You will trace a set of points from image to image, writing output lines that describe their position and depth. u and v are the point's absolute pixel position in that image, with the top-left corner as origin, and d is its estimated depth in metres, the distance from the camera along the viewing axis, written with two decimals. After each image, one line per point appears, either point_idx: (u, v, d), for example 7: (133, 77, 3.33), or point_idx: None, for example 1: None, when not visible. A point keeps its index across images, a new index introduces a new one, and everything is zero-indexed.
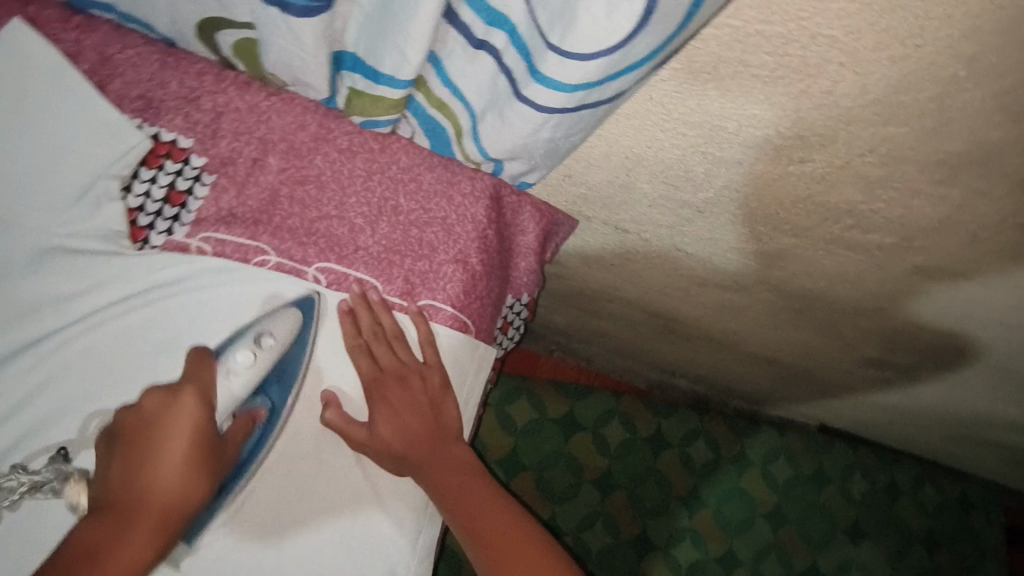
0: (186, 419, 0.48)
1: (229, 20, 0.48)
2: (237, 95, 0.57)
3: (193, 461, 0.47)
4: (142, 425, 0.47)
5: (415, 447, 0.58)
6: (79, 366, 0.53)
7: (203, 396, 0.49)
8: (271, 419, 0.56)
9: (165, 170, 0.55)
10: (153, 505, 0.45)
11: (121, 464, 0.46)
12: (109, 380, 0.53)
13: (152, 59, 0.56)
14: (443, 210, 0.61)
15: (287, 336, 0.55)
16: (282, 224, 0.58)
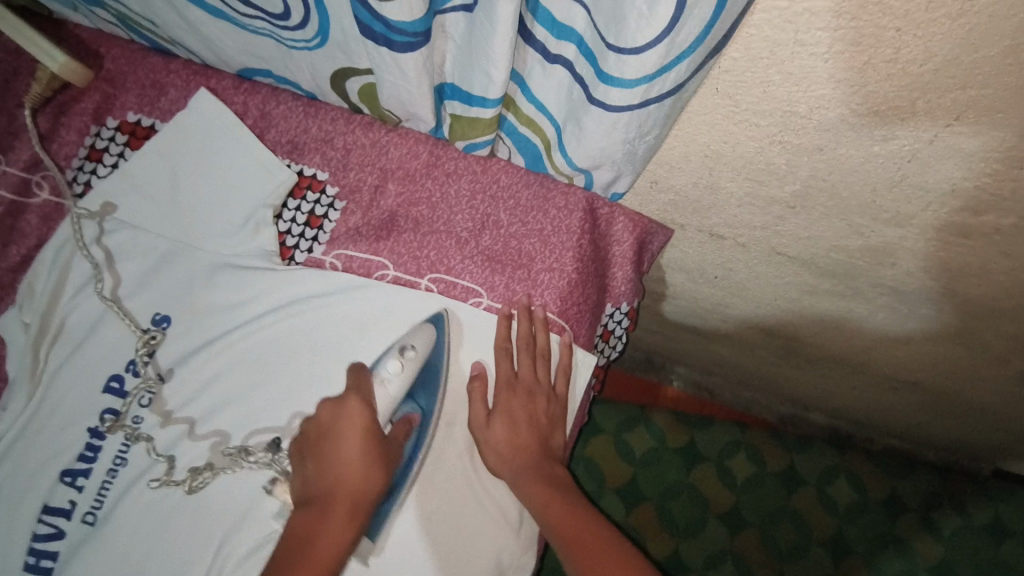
0: (357, 454, 0.56)
1: (353, 68, 0.58)
2: (363, 134, 0.68)
3: (366, 457, 0.56)
4: (317, 484, 0.56)
5: (522, 452, 0.63)
6: (239, 364, 0.63)
7: (366, 426, 0.58)
8: (424, 423, 0.63)
9: (307, 199, 0.67)
10: (341, 497, 0.55)
11: (314, 466, 0.57)
12: (264, 373, 0.63)
13: (299, 111, 0.68)
14: (539, 222, 0.67)
15: (428, 346, 0.62)
16: (399, 240, 0.66)
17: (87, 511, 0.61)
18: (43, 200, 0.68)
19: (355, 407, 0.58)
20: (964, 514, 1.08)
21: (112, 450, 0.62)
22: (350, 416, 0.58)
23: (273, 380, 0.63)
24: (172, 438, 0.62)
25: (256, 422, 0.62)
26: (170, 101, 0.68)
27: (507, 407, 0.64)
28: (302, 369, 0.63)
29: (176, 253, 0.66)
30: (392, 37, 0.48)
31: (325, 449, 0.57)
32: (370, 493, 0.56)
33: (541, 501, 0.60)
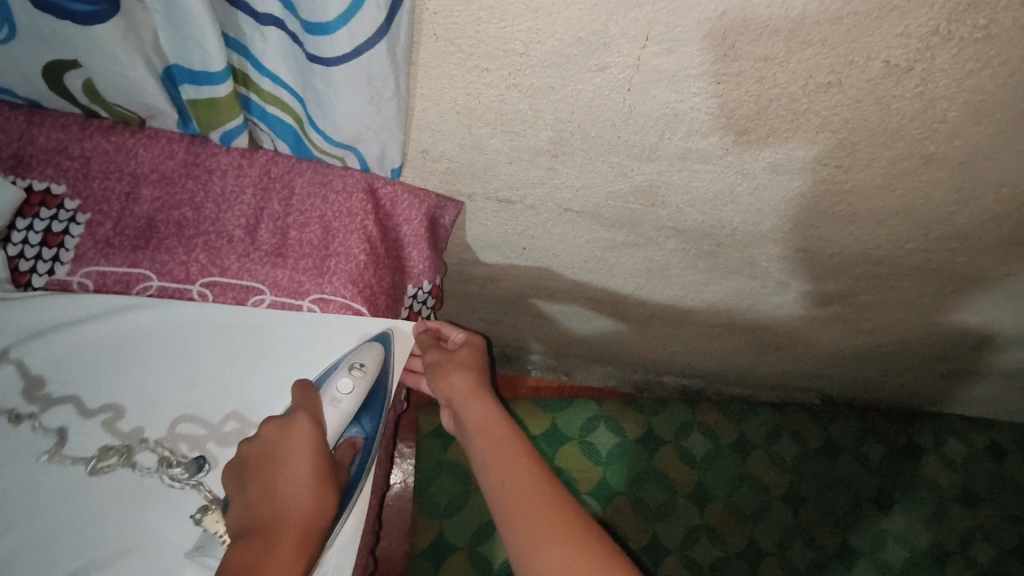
0: (305, 471, 0.54)
1: (62, 59, 0.53)
2: (103, 139, 0.61)
3: (315, 482, 0.54)
4: (262, 510, 0.53)
5: (460, 391, 0.64)
6: (16, 386, 0.57)
7: (316, 446, 0.55)
8: (367, 449, 0.61)
9: (41, 217, 0.59)
10: (287, 529, 0.52)
11: (256, 493, 0.53)
12: (42, 405, 0.57)
13: (19, 120, 0.61)
14: (319, 209, 0.64)
15: (375, 364, 0.62)
16: (161, 247, 0.61)
17: None
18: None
19: (303, 427, 0.56)
20: (802, 440, 1.35)
21: None
22: (299, 432, 0.56)
23: (52, 411, 0.57)
24: (58, 414, 0.57)
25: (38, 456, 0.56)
26: None
27: (439, 364, 0.67)
28: (85, 396, 0.58)
29: None
30: (74, 6, 0.45)
31: (264, 478, 0.54)
32: (322, 521, 0.54)
33: (474, 427, 0.62)
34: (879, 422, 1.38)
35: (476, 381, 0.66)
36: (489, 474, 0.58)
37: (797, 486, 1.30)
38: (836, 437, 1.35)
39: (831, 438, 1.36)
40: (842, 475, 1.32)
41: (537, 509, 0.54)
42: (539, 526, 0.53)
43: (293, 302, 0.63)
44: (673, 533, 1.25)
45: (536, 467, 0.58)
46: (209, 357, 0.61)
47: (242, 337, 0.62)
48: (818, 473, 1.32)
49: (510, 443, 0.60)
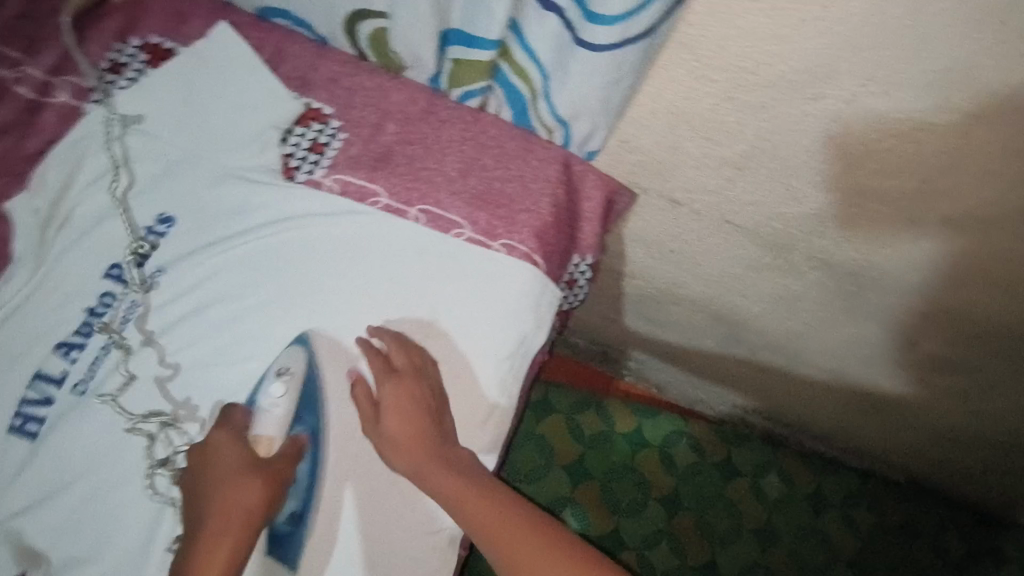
0: (215, 485, 0.60)
1: (369, 11, 0.67)
2: (368, 78, 0.75)
3: (224, 488, 0.60)
4: (215, 523, 0.59)
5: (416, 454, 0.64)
6: (256, 260, 0.69)
7: (234, 455, 0.62)
8: (311, 442, 0.66)
9: (311, 129, 0.73)
10: (207, 538, 0.58)
11: (198, 507, 0.60)
12: (275, 276, 0.69)
13: (311, 52, 0.75)
14: (521, 170, 0.74)
15: (302, 365, 0.66)
16: (394, 172, 0.73)
17: (80, 383, 0.64)
18: (19, 98, 0.69)
19: (229, 428, 0.63)
20: (883, 514, 1.29)
21: (118, 316, 0.66)
22: (218, 448, 0.62)
23: (280, 282, 0.69)
24: (287, 282, 0.69)
25: (268, 313, 0.68)
26: (191, 30, 0.74)
27: (395, 412, 0.65)
28: (308, 275, 0.69)
29: (185, 161, 0.71)
30: None
31: (203, 490, 0.60)
32: (257, 514, 0.60)
33: (447, 494, 0.63)
34: (972, 526, 1.28)
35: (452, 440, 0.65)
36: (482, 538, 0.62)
37: (864, 556, 1.26)
38: (920, 522, 1.29)
39: (916, 522, 1.28)
40: (918, 560, 1.26)
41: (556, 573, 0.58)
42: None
43: (484, 241, 0.72)
44: (732, 562, 1.25)
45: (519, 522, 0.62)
46: (412, 269, 0.70)
47: (440, 257, 0.71)
48: (892, 550, 1.27)
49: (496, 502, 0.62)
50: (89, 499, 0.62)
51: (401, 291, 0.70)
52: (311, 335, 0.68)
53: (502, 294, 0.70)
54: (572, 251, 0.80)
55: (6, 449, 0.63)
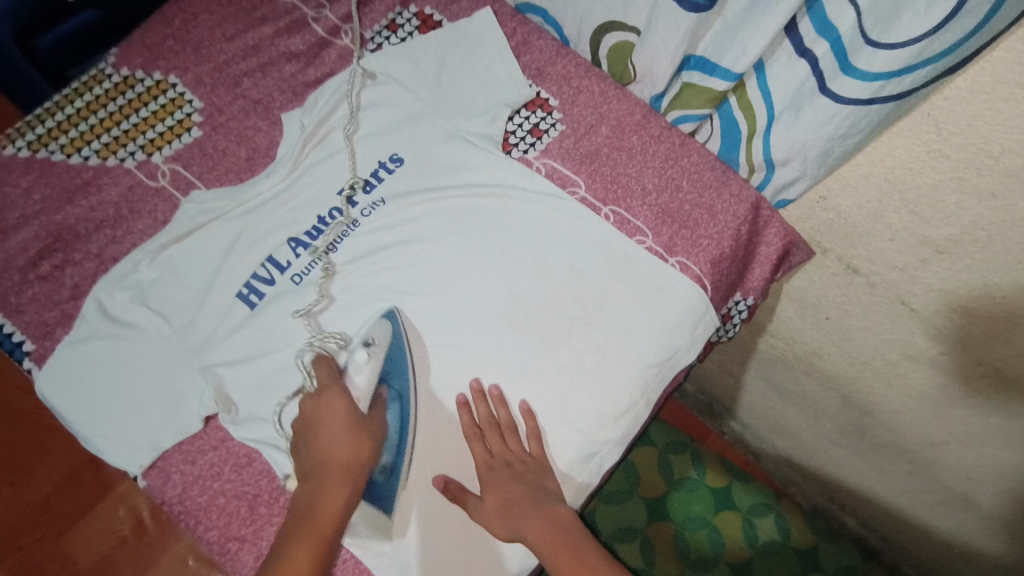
0: (333, 427, 0.64)
1: (621, 24, 0.75)
2: (596, 82, 0.81)
3: (345, 434, 0.64)
4: (323, 459, 0.63)
5: (507, 501, 0.67)
6: (458, 214, 0.77)
7: (347, 407, 0.65)
8: (401, 399, 0.70)
9: (535, 114, 0.81)
10: (327, 471, 0.62)
11: (305, 449, 0.64)
12: (470, 233, 0.76)
13: (552, 49, 0.83)
14: (711, 200, 0.77)
15: (385, 336, 0.71)
16: (598, 171, 0.79)
17: (296, 274, 0.74)
18: (315, 32, 0.83)
19: (333, 394, 0.66)
20: None
21: (336, 233, 0.76)
22: (333, 403, 0.65)
23: (472, 239, 0.76)
24: (478, 242, 0.76)
25: (456, 263, 0.75)
26: (460, 8, 0.85)
27: (494, 480, 0.68)
28: (499, 240, 0.76)
29: (426, 115, 0.81)
30: None
31: (314, 443, 0.63)
32: (362, 461, 0.63)
33: (530, 535, 0.65)
34: None
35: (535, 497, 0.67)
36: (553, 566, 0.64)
37: None
38: None
39: None
40: None
41: None
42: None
43: (661, 253, 0.76)
44: None
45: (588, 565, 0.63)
46: (592, 261, 0.76)
47: (617, 257, 0.76)
48: None
49: (588, 560, 0.63)
50: (283, 369, 0.69)
51: (577, 278, 0.75)
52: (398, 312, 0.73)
53: (666, 308, 0.74)
54: (736, 289, 0.82)
55: (228, 307, 0.71)
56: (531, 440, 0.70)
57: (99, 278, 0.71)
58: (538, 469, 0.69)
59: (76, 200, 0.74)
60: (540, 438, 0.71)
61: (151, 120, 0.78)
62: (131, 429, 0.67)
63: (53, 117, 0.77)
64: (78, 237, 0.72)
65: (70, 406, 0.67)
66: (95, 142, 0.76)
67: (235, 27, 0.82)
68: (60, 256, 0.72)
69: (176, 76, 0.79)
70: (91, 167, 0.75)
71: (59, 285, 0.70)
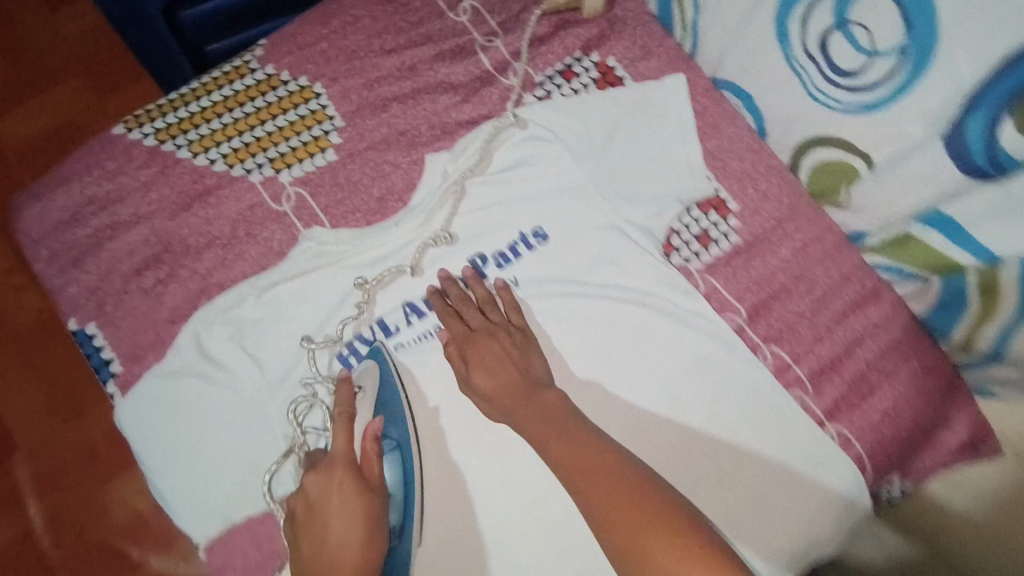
0: (352, 530, 0.56)
1: (838, 141, 0.60)
2: (788, 195, 0.68)
3: (360, 525, 0.56)
4: (324, 566, 0.54)
5: (508, 392, 0.62)
6: (599, 317, 0.68)
7: (353, 484, 0.57)
8: (405, 450, 0.62)
9: (707, 218, 0.69)
10: (340, 573, 0.54)
11: (308, 547, 0.56)
12: (596, 342, 0.68)
13: (746, 143, 0.69)
14: (894, 366, 0.65)
15: (374, 386, 0.64)
16: (765, 303, 0.68)
17: (403, 342, 0.67)
18: (480, 63, 0.73)
19: (343, 477, 0.57)
20: None
21: None
22: (343, 489, 0.57)
23: (609, 348, 0.68)
24: (616, 357, 0.67)
25: (571, 371, 0.67)
26: (648, 68, 0.72)
27: (478, 354, 0.63)
28: (625, 363, 0.67)
29: (584, 188, 0.71)
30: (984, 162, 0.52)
31: (318, 550, 0.55)
32: (372, 562, 0.55)
33: (542, 439, 0.59)
34: None
35: (540, 402, 0.61)
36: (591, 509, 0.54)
37: None
38: None
39: None
40: None
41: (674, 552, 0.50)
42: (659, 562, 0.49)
43: (819, 416, 0.66)
44: None
45: (633, 502, 0.53)
46: (736, 408, 0.66)
47: (765, 412, 0.65)
48: None
49: (588, 446, 0.57)
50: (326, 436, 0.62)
51: (715, 425, 0.66)
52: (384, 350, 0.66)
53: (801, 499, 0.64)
54: (896, 470, 0.65)
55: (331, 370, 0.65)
56: (510, 308, 0.66)
57: (201, 302, 0.66)
58: (524, 345, 0.64)
59: (193, 208, 0.68)
60: (517, 305, 0.66)
61: (286, 131, 0.70)
62: (202, 483, 0.62)
63: (187, 107, 0.70)
64: (189, 253, 0.67)
65: (149, 440, 0.63)
66: (225, 144, 0.69)
67: (395, 41, 0.73)
68: (166, 269, 0.66)
69: (322, 85, 0.71)
70: (216, 173, 0.69)
71: (159, 303, 0.65)
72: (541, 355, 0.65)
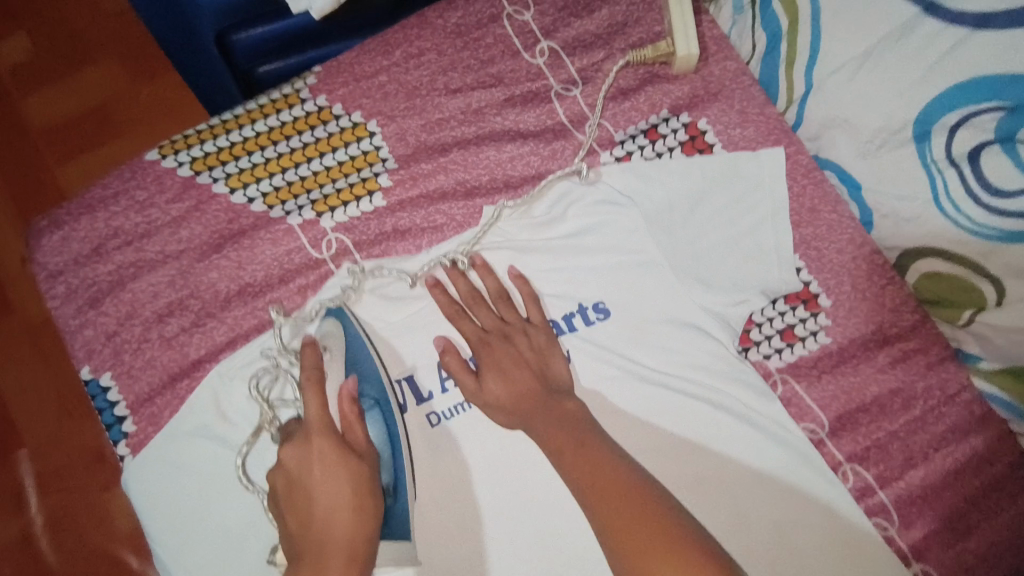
0: (341, 496, 0.50)
1: (961, 258, 0.53)
2: (890, 297, 0.61)
3: (351, 498, 0.50)
4: (308, 542, 0.48)
5: (524, 401, 0.56)
6: (665, 418, 0.61)
7: (332, 445, 0.52)
8: (387, 414, 0.57)
9: (794, 312, 0.62)
10: (329, 550, 0.47)
11: (293, 524, 0.49)
12: (655, 434, 0.60)
13: (847, 233, 0.61)
14: (998, 506, 0.58)
15: (341, 340, 0.58)
16: (851, 417, 0.60)
17: (435, 412, 0.60)
18: (554, 113, 0.65)
19: (323, 442, 0.52)
20: None
21: None
22: (319, 446, 0.51)
23: (673, 454, 0.60)
24: (681, 467, 0.59)
25: None
26: (742, 137, 0.64)
27: (494, 352, 0.58)
28: (693, 471, 0.59)
29: (655, 262, 0.63)
30: None
31: (306, 517, 0.49)
32: (364, 542, 0.49)
33: (553, 444, 0.53)
34: None
35: (553, 395, 0.56)
36: (597, 512, 0.48)
37: None
38: None
39: None
40: None
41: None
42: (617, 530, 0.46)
43: (905, 552, 0.58)
44: None
45: (645, 505, 0.47)
46: (807, 531, 0.58)
47: (838, 540, 0.58)
48: None
49: (597, 447, 0.52)
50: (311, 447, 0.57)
51: (781, 550, 0.58)
52: (347, 310, 0.60)
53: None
54: None
55: None
56: (529, 304, 0.61)
57: (225, 357, 0.60)
58: (541, 347, 0.58)
59: (224, 250, 0.61)
60: (537, 301, 0.61)
61: (334, 172, 0.63)
62: (210, 558, 0.57)
63: (228, 135, 0.63)
64: (217, 302, 0.61)
65: (156, 505, 0.58)
66: (266, 181, 0.63)
67: (462, 80, 0.66)
68: (191, 318, 0.61)
69: (378, 123, 0.64)
70: (253, 214, 0.62)
71: (181, 355, 0.60)
72: (550, 337, 0.59)
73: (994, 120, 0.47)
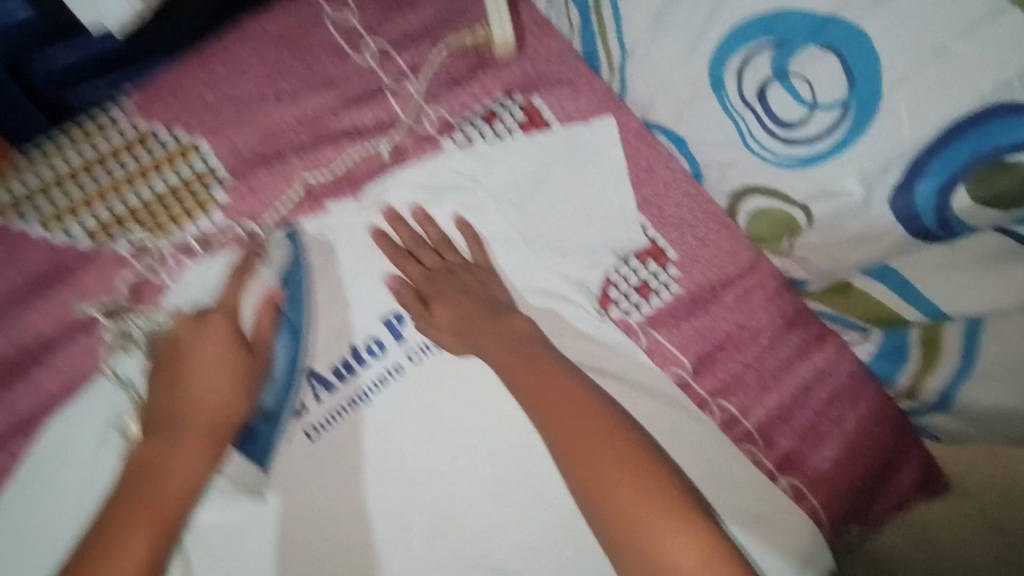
0: (219, 378, 0.58)
1: (773, 191, 0.57)
2: (727, 238, 0.64)
3: (227, 384, 0.58)
4: (173, 406, 0.57)
5: (469, 323, 0.60)
6: None
7: (229, 338, 0.59)
8: (297, 336, 0.61)
9: (646, 268, 0.65)
10: (193, 425, 0.56)
11: (161, 390, 0.57)
12: None
13: (682, 186, 0.65)
14: (843, 413, 0.62)
15: (286, 266, 0.62)
16: (709, 356, 0.64)
17: (314, 424, 0.61)
18: (392, 108, 0.66)
19: (218, 330, 0.58)
20: None
21: (375, 375, 0.62)
22: (211, 333, 0.58)
23: None
24: None
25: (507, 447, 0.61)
26: (575, 109, 0.67)
27: (443, 289, 0.61)
28: None
29: (512, 240, 0.65)
30: (932, 229, 0.49)
31: (176, 389, 0.57)
32: (233, 416, 0.58)
33: (501, 363, 0.58)
34: None
35: (507, 325, 0.60)
36: (565, 455, 0.52)
37: None
38: None
39: None
40: None
41: (644, 508, 0.47)
42: (614, 503, 0.48)
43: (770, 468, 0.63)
44: None
45: (611, 442, 0.51)
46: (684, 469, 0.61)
47: (706, 467, 0.62)
48: None
49: (546, 365, 0.56)
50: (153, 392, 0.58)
51: None
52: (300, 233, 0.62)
53: (767, 538, 0.61)
54: (852, 517, 0.63)
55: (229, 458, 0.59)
56: (471, 250, 0.64)
57: (70, 400, 0.58)
58: (488, 282, 0.63)
59: (47, 291, 0.58)
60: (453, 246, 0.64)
61: (165, 196, 0.60)
62: None
63: (40, 173, 0.60)
64: (45, 346, 0.58)
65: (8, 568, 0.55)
66: (89, 216, 0.59)
67: (293, 86, 0.64)
68: (17, 368, 0.57)
69: (207, 140, 0.62)
70: (77, 252, 0.59)
71: (12, 411, 0.57)
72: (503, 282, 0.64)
73: (769, 58, 0.51)
